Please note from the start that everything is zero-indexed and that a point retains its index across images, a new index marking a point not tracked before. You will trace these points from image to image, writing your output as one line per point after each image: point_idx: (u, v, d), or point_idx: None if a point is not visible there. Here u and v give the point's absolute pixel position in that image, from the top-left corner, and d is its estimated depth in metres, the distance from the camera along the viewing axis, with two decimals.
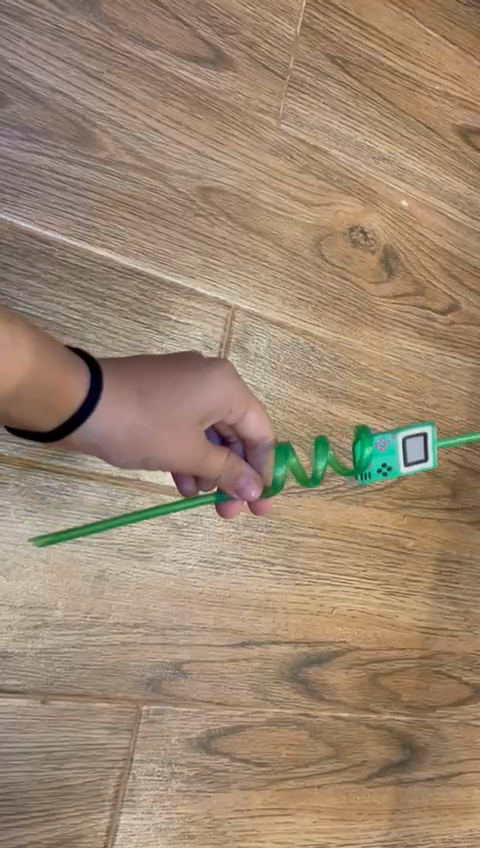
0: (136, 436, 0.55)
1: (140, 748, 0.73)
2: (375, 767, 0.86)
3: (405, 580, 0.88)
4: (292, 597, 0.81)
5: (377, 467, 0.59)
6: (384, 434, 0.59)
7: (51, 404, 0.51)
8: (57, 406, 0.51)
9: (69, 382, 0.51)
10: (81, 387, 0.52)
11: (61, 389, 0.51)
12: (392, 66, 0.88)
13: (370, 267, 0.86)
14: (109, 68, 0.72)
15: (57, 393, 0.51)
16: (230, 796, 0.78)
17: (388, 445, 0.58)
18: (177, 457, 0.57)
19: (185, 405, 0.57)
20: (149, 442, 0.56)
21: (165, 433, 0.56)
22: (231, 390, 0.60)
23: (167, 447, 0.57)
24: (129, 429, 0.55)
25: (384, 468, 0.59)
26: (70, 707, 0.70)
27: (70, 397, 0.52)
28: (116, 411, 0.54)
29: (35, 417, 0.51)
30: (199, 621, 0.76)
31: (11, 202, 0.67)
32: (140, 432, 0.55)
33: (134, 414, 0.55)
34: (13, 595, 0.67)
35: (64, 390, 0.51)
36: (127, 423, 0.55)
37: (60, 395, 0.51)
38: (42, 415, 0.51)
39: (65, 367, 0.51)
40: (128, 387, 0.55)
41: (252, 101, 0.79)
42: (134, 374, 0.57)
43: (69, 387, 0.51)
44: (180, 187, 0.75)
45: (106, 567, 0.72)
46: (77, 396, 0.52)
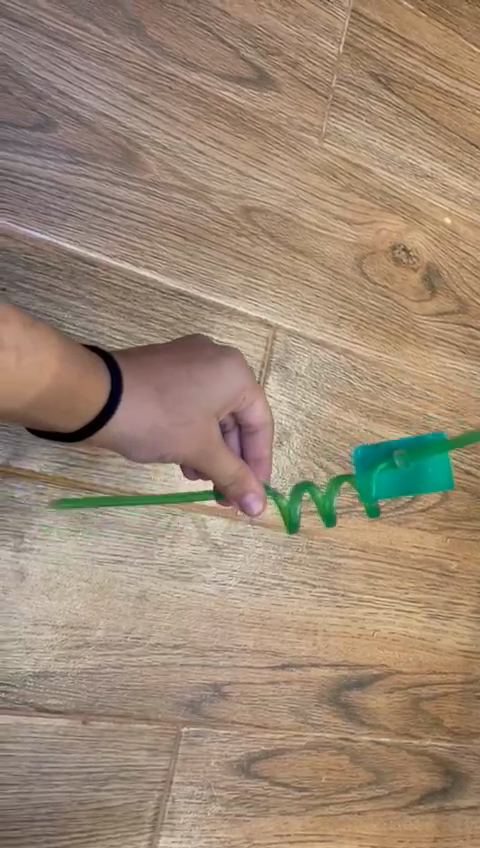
0: (152, 435, 0.56)
1: (179, 771, 0.73)
2: (416, 794, 0.85)
3: (447, 603, 0.87)
4: (332, 619, 0.80)
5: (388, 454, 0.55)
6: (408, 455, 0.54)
7: (76, 406, 0.50)
8: (82, 407, 0.51)
9: (90, 381, 0.51)
10: (103, 387, 0.52)
11: (85, 391, 0.50)
12: (436, 83, 0.87)
13: (412, 285, 0.85)
14: (153, 91, 0.72)
15: (82, 395, 0.50)
16: (270, 820, 0.77)
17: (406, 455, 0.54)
18: (190, 455, 0.58)
19: (200, 402, 0.58)
20: (164, 437, 0.56)
21: (180, 431, 0.56)
22: (241, 382, 0.61)
23: (181, 445, 0.57)
24: (146, 424, 0.55)
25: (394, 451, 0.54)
26: (110, 728, 0.70)
27: (93, 395, 0.51)
28: (136, 408, 0.54)
29: (59, 418, 0.51)
30: (240, 642, 0.75)
31: (56, 225, 0.68)
32: (156, 431, 0.56)
33: (152, 414, 0.55)
34: (55, 614, 0.68)
35: (88, 391, 0.51)
36: (145, 424, 0.55)
37: (84, 397, 0.50)
38: (67, 416, 0.51)
39: (86, 367, 0.50)
40: (147, 382, 0.56)
41: (294, 121, 0.79)
42: (149, 368, 0.57)
43: (93, 386, 0.51)
44: (223, 208, 0.75)
45: (147, 587, 0.71)
46: (101, 395, 0.52)
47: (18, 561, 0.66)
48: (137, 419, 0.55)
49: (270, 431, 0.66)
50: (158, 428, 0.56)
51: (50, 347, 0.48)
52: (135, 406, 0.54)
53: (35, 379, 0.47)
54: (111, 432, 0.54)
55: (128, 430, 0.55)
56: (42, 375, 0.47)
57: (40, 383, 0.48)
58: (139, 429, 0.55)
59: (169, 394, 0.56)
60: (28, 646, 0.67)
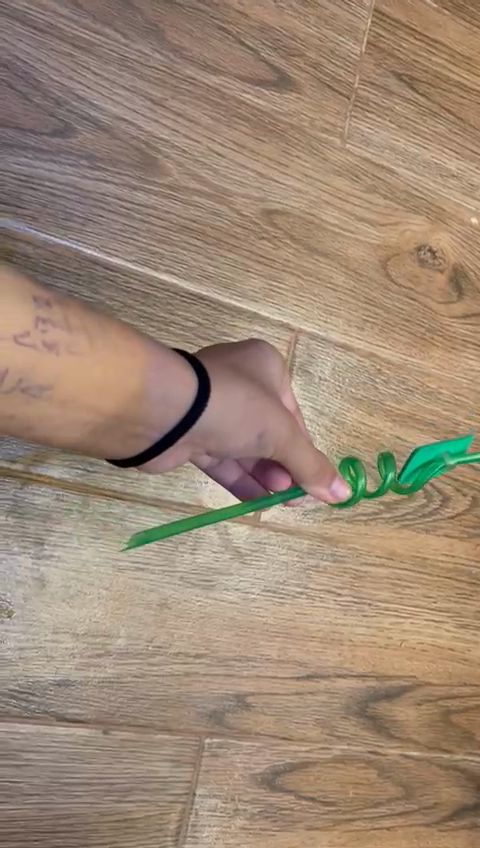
0: (249, 419, 0.53)
1: (202, 783, 0.72)
2: (447, 810, 0.82)
3: (477, 613, 0.84)
4: (359, 629, 0.78)
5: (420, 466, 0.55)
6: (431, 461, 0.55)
7: (164, 396, 0.49)
8: (174, 397, 0.50)
9: (172, 365, 0.50)
10: (193, 377, 0.50)
11: (174, 379, 0.49)
12: (461, 81, 0.86)
13: (438, 287, 0.83)
14: (173, 95, 0.72)
15: (171, 384, 0.49)
16: (295, 835, 0.75)
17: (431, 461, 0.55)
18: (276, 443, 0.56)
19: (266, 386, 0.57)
20: (255, 422, 0.54)
21: (271, 413, 0.54)
22: (283, 367, 0.60)
23: (270, 430, 0.55)
24: (239, 409, 0.52)
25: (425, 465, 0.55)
26: (132, 738, 0.69)
27: (181, 381, 0.50)
28: (226, 392, 0.52)
29: (150, 414, 0.50)
30: (263, 652, 0.74)
31: (76, 230, 0.68)
32: (249, 414, 0.53)
33: (244, 395, 0.53)
34: (75, 622, 0.67)
35: (176, 379, 0.50)
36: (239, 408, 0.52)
37: (171, 386, 0.49)
38: (159, 410, 0.50)
39: (171, 356, 0.50)
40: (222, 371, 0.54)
41: (316, 123, 0.78)
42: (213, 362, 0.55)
43: (176, 369, 0.50)
44: (244, 211, 0.74)
45: (168, 596, 0.70)
46: (186, 380, 0.50)
47: (39, 569, 0.66)
48: (231, 402, 0.52)
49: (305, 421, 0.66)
50: (252, 412, 0.53)
51: (125, 335, 0.48)
52: (225, 388, 0.52)
53: (115, 365, 0.47)
54: (208, 421, 0.51)
55: (225, 414, 0.52)
56: (122, 361, 0.48)
57: (121, 370, 0.48)
58: (234, 413, 0.52)
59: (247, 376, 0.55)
60: (49, 654, 0.66)
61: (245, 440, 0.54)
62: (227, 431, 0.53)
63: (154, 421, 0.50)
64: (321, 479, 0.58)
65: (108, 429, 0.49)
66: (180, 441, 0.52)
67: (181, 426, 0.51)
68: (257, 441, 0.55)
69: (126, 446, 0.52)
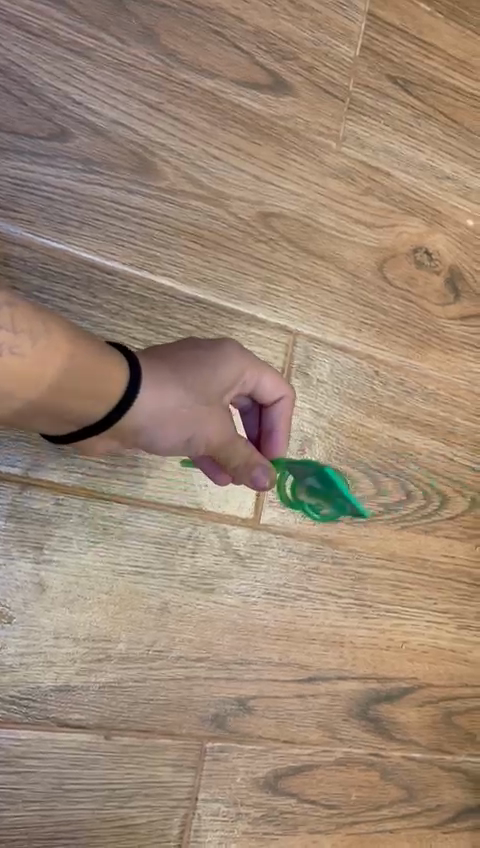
0: (176, 421, 0.56)
1: (205, 788, 0.71)
2: (450, 812, 0.82)
3: (478, 614, 0.84)
4: (359, 631, 0.78)
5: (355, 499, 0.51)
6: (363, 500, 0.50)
7: (96, 394, 0.52)
8: (104, 391, 0.52)
9: (108, 367, 0.52)
10: (123, 374, 0.53)
11: (106, 378, 0.52)
12: (455, 84, 0.86)
13: (435, 288, 0.84)
14: (169, 99, 0.72)
15: (104, 383, 0.52)
16: (298, 839, 0.75)
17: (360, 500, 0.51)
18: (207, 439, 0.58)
19: (207, 384, 0.58)
20: (183, 418, 0.56)
21: (198, 412, 0.57)
22: (240, 364, 0.61)
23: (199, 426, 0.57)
24: (168, 405, 0.55)
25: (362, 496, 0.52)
26: (133, 743, 0.69)
27: (114, 381, 0.52)
28: (154, 388, 0.55)
29: (82, 407, 0.52)
30: (264, 655, 0.74)
31: (73, 234, 0.68)
32: (176, 411, 0.56)
33: (174, 397, 0.56)
34: (76, 627, 0.67)
35: (106, 376, 0.52)
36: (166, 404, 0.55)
37: (104, 387, 0.52)
38: (90, 404, 0.52)
39: (105, 352, 0.52)
40: (159, 368, 0.56)
41: (311, 126, 0.78)
42: (160, 358, 0.58)
43: (111, 372, 0.52)
44: (241, 214, 0.74)
45: (169, 599, 0.70)
46: (120, 382, 0.53)
47: (38, 573, 0.66)
48: (160, 405, 0.55)
49: (288, 404, 0.65)
50: (180, 414, 0.56)
51: (65, 330, 0.51)
52: (157, 389, 0.55)
53: (50, 360, 0.50)
54: (135, 418, 0.54)
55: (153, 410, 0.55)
56: (58, 356, 0.50)
57: (57, 365, 0.50)
58: (162, 416, 0.55)
59: (184, 374, 0.57)
60: (49, 660, 0.66)
61: (176, 441, 0.58)
62: (154, 433, 0.56)
63: (84, 415, 0.53)
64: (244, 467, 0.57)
65: (43, 418, 0.52)
66: (108, 432, 0.55)
67: (110, 419, 0.53)
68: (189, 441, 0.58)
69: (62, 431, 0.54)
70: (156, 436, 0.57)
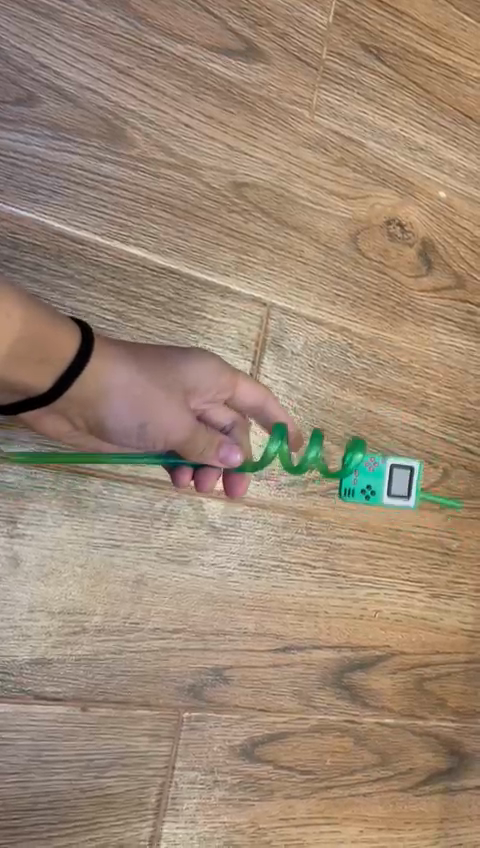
0: (131, 404, 0.57)
1: (181, 757, 0.72)
2: (422, 776, 0.84)
3: (449, 582, 0.86)
4: (334, 601, 0.79)
5: (362, 489, 0.63)
6: (375, 456, 0.63)
7: (49, 361, 0.52)
8: (52, 357, 0.52)
9: (61, 335, 0.52)
10: (71, 342, 0.52)
11: (59, 344, 0.52)
12: (429, 54, 0.85)
13: (408, 261, 0.84)
14: (139, 65, 0.70)
15: (56, 350, 0.52)
16: (274, 805, 0.76)
17: (376, 466, 0.63)
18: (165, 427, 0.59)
19: (171, 377, 0.60)
20: (139, 400, 0.58)
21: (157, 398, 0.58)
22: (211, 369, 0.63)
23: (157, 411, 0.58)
24: (124, 384, 0.56)
25: (367, 489, 0.63)
26: (110, 714, 0.69)
27: (65, 348, 0.52)
28: (109, 365, 0.56)
29: (34, 376, 0.51)
30: (240, 625, 0.74)
31: (43, 203, 0.66)
32: (132, 390, 0.57)
33: (129, 376, 0.57)
34: (51, 600, 0.67)
35: (58, 342, 0.52)
36: (121, 382, 0.56)
37: (57, 353, 0.52)
38: (39, 372, 0.51)
39: (55, 319, 0.52)
40: (122, 351, 0.58)
41: (284, 94, 0.77)
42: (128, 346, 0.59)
43: (62, 340, 0.52)
44: (213, 184, 0.73)
45: (144, 571, 0.70)
46: (71, 349, 0.52)
47: (12, 547, 0.65)
48: (114, 383, 0.56)
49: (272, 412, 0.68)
50: (133, 400, 0.57)
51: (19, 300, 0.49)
52: (111, 364, 0.56)
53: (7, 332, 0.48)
54: (86, 386, 0.54)
55: (107, 384, 0.56)
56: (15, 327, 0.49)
57: (13, 337, 0.49)
58: (114, 395, 0.56)
59: (146, 363, 0.59)
60: (24, 634, 0.66)
61: (128, 425, 0.59)
62: (106, 413, 0.57)
63: (35, 386, 0.52)
64: (213, 452, 0.62)
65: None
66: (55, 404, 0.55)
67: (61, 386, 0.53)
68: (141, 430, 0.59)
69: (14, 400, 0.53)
70: (106, 417, 0.58)
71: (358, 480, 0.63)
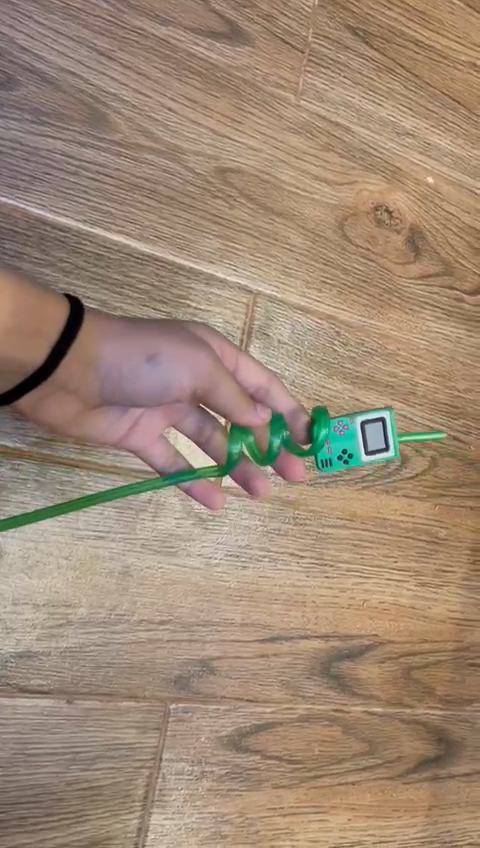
0: (133, 349, 0.52)
1: (169, 748, 0.72)
2: (411, 763, 0.84)
3: (437, 571, 0.85)
4: (321, 590, 0.79)
5: (338, 454, 0.59)
6: (342, 419, 0.59)
7: (40, 330, 0.49)
8: (43, 327, 0.49)
9: (49, 305, 0.50)
10: (62, 309, 0.51)
11: (47, 313, 0.50)
12: (417, 37, 0.84)
13: (396, 248, 0.83)
14: (121, 47, 0.69)
15: (45, 319, 0.49)
16: (262, 794, 0.76)
17: (347, 430, 0.58)
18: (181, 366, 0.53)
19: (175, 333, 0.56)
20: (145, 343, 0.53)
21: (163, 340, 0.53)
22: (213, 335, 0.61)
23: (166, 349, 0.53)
24: (122, 334, 0.53)
25: (344, 455, 0.59)
26: (97, 706, 0.69)
27: (56, 317, 0.50)
28: (103, 322, 0.53)
29: (27, 347, 0.48)
30: (227, 616, 0.74)
31: (23, 188, 0.65)
32: (131, 336, 0.53)
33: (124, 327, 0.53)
34: (35, 592, 0.66)
35: (47, 311, 0.50)
36: (119, 331, 0.53)
37: (46, 321, 0.49)
38: (32, 345, 0.49)
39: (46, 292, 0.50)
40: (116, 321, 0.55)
41: (270, 78, 0.76)
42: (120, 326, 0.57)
43: (52, 310, 0.50)
44: (197, 170, 0.72)
45: (130, 563, 0.70)
46: (61, 317, 0.50)
47: None
48: (110, 333, 0.52)
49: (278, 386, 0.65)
50: (136, 345, 0.53)
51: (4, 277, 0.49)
52: (104, 321, 0.53)
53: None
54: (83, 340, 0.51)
55: (104, 332, 0.52)
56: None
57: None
58: (114, 343, 0.52)
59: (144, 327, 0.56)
60: (8, 627, 0.65)
61: (140, 376, 0.53)
62: (110, 367, 0.52)
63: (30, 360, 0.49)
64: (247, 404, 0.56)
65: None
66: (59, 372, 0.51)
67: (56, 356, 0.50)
68: (155, 375, 0.52)
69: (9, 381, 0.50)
70: (111, 374, 0.52)
71: (332, 450, 0.58)
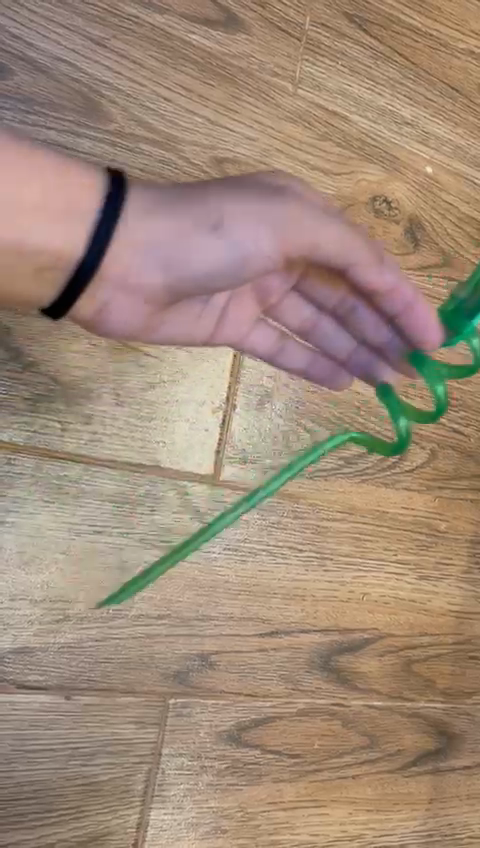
0: (190, 217, 0.50)
1: (168, 743, 0.71)
2: (411, 756, 0.84)
3: (437, 563, 0.85)
4: (320, 584, 0.78)
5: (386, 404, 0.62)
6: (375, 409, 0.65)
7: (80, 209, 0.48)
8: (83, 206, 0.48)
9: (83, 181, 0.49)
10: (100, 183, 0.49)
11: (80, 190, 0.48)
12: (415, 24, 0.83)
13: (394, 238, 0.82)
14: (114, 35, 0.68)
15: (79, 197, 0.48)
16: (262, 789, 0.76)
17: None
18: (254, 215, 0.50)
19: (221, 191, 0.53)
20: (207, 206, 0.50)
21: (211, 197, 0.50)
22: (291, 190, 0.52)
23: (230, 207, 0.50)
24: (173, 207, 0.50)
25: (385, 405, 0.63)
26: (95, 702, 0.68)
27: (93, 194, 0.49)
28: (152, 199, 0.50)
29: (70, 232, 0.48)
30: (225, 610, 0.74)
31: None
32: (185, 206, 0.50)
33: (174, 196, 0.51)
34: (32, 588, 0.66)
35: (82, 189, 0.48)
36: (167, 204, 0.50)
37: (83, 199, 0.48)
38: (75, 227, 0.48)
39: (82, 169, 0.49)
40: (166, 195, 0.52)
41: (266, 66, 0.75)
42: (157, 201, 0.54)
43: (86, 186, 0.49)
44: (193, 160, 0.71)
45: (128, 557, 0.69)
46: (99, 192, 0.49)
47: None
48: (161, 208, 0.50)
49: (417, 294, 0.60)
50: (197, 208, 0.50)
51: (38, 152, 0.47)
52: (152, 196, 0.51)
53: (24, 188, 0.46)
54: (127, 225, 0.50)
55: (149, 213, 0.50)
56: (33, 183, 0.46)
57: (31, 193, 0.46)
58: (164, 218, 0.50)
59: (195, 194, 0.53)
60: (5, 622, 0.65)
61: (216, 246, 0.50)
62: (164, 248, 0.50)
63: (68, 250, 0.49)
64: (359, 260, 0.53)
65: (39, 263, 0.49)
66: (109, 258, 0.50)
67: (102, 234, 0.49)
68: (219, 239, 0.50)
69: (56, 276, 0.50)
70: (173, 252, 0.50)
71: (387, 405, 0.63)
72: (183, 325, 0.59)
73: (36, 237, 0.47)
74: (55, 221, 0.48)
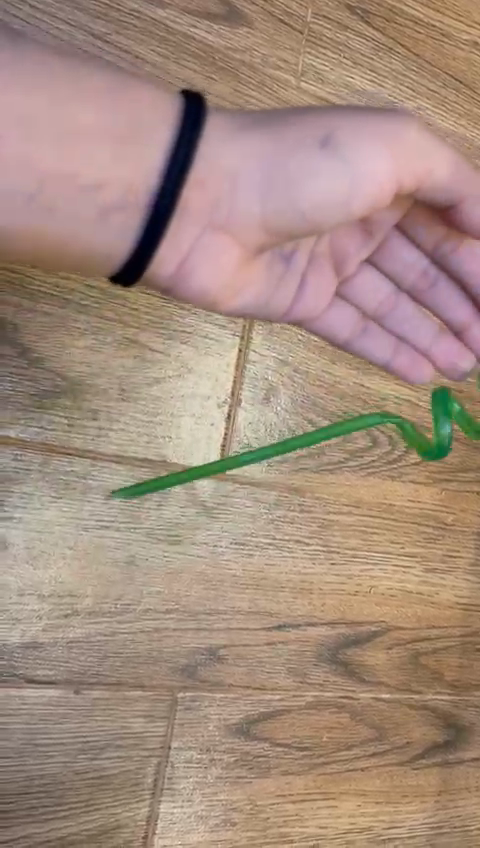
0: (306, 142, 0.50)
1: (177, 736, 0.72)
2: (420, 748, 0.84)
3: (444, 556, 0.85)
4: (328, 578, 0.78)
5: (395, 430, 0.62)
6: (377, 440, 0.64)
7: (150, 133, 0.48)
8: (155, 130, 0.49)
9: (157, 105, 0.49)
10: (175, 105, 0.49)
11: (148, 114, 0.48)
12: (417, 16, 0.83)
13: None
14: (117, 30, 0.68)
15: (149, 122, 0.48)
16: (271, 781, 0.76)
17: None
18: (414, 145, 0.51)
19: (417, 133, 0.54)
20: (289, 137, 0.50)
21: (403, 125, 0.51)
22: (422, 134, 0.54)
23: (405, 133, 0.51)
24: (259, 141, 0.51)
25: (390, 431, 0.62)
26: (104, 696, 0.68)
27: (168, 118, 0.49)
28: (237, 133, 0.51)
29: (139, 154, 0.48)
30: (233, 604, 0.74)
31: None
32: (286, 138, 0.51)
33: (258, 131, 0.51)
34: (41, 583, 0.66)
35: (154, 114, 0.49)
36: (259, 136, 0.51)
37: (154, 123, 0.49)
38: (147, 151, 0.48)
39: (147, 92, 0.49)
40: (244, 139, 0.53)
41: (269, 59, 0.75)
42: None
43: (158, 111, 0.49)
44: None
45: (135, 552, 0.69)
46: (174, 116, 0.49)
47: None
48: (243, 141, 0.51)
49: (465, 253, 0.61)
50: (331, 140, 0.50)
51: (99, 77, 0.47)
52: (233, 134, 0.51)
53: (90, 116, 0.47)
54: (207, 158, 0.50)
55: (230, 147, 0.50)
56: (89, 111, 0.47)
57: (90, 118, 0.47)
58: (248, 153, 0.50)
59: None
60: (14, 617, 0.65)
61: (293, 175, 0.50)
62: (275, 170, 0.50)
63: (137, 176, 0.48)
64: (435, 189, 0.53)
65: (107, 192, 0.48)
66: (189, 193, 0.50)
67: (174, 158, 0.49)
68: (330, 159, 0.49)
69: (124, 210, 0.49)
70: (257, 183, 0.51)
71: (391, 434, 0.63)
72: (266, 287, 0.57)
73: (102, 161, 0.47)
74: (118, 144, 0.48)
